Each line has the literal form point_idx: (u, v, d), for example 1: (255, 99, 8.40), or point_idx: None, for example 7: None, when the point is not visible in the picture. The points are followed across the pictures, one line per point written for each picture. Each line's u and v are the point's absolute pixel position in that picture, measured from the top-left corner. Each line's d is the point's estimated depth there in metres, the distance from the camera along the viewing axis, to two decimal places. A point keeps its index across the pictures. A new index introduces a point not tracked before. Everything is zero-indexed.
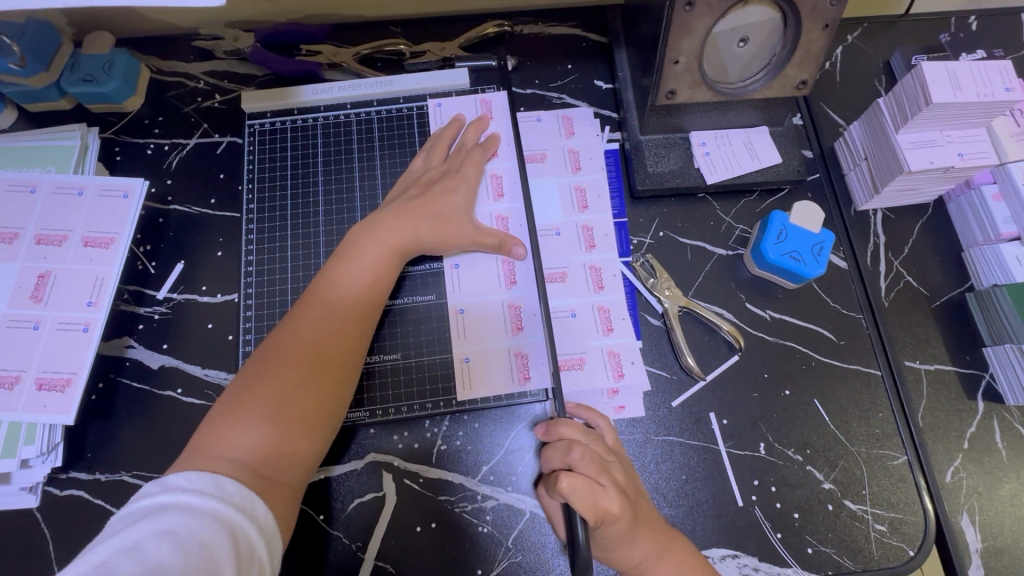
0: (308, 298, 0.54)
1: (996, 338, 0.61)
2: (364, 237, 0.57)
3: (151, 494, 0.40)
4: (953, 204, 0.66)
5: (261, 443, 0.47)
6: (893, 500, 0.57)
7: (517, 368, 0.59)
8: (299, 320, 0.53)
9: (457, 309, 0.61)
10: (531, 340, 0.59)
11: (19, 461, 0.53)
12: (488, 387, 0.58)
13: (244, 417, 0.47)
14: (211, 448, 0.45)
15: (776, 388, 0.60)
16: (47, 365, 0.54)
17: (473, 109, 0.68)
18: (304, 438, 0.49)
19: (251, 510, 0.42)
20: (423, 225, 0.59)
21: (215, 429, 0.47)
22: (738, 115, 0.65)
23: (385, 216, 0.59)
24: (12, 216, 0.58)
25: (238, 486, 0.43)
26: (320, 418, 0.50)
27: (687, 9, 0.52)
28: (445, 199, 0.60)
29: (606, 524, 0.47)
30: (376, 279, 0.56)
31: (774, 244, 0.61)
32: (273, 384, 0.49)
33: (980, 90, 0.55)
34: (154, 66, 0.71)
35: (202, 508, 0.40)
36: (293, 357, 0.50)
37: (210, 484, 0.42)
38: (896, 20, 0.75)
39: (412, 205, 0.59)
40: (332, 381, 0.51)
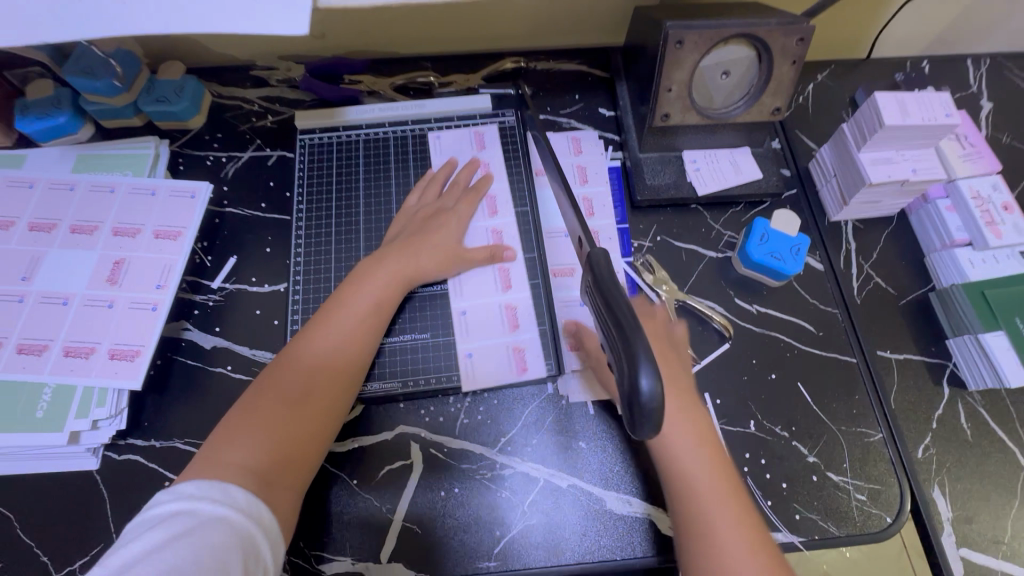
0: (314, 325, 0.61)
1: (957, 331, 0.68)
2: (369, 268, 0.65)
3: (164, 502, 0.45)
4: (913, 215, 0.75)
5: (263, 454, 0.52)
6: (872, 472, 0.63)
7: (515, 360, 0.66)
8: (303, 346, 0.59)
9: (460, 311, 0.68)
10: (526, 336, 0.67)
11: (90, 421, 0.59)
12: (489, 378, 0.65)
13: (249, 431, 0.52)
14: (218, 456, 0.50)
15: (763, 372, 0.67)
16: (120, 338, 0.61)
17: (470, 141, 0.77)
18: (303, 451, 0.54)
19: (257, 515, 0.47)
20: (424, 259, 0.66)
21: (225, 436, 0.52)
22: (723, 137, 0.75)
23: (391, 249, 0.66)
24: (93, 212, 0.67)
25: (247, 494, 0.48)
26: (319, 434, 0.56)
27: (678, 46, 0.63)
28: (442, 233, 0.68)
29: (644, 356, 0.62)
30: (378, 308, 0.63)
31: (757, 245, 0.70)
32: (277, 403, 0.55)
33: (924, 116, 0.65)
34: (215, 91, 0.82)
35: (213, 515, 0.45)
36: (296, 380, 0.56)
37: (221, 493, 0.46)
38: (859, 62, 0.87)
39: (414, 241, 0.67)
40: (330, 401, 0.57)
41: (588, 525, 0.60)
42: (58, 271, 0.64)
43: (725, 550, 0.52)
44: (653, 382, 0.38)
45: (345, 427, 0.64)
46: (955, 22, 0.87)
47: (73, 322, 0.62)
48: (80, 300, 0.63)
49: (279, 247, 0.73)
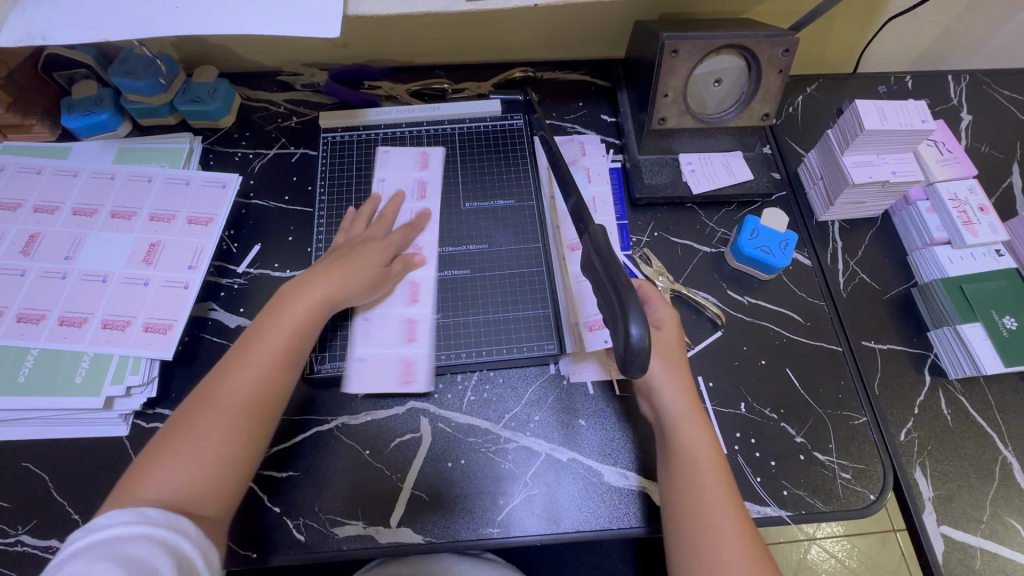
0: (231, 353, 0.58)
1: (938, 324, 0.72)
2: (291, 292, 0.62)
3: (72, 539, 0.42)
4: (896, 217, 0.79)
5: (181, 484, 0.49)
6: (857, 453, 0.66)
7: (402, 372, 0.67)
8: (219, 375, 0.56)
9: (364, 318, 0.69)
10: (420, 350, 0.69)
11: (124, 388, 0.63)
12: (374, 386, 0.67)
13: (164, 462, 0.50)
14: (131, 490, 0.48)
15: (753, 359, 0.71)
16: (153, 313, 0.66)
17: (413, 159, 0.81)
18: (223, 485, 0.51)
19: (180, 528, 0.45)
20: (350, 279, 0.65)
21: (137, 475, 0.49)
22: (717, 141, 0.81)
23: (316, 270, 0.64)
24: (132, 199, 0.73)
25: (161, 509, 0.45)
26: (241, 461, 0.53)
27: (673, 55, 0.69)
28: (369, 253, 0.68)
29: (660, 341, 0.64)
30: (302, 331, 0.60)
31: (747, 240, 0.74)
32: (191, 434, 0.52)
33: (901, 122, 0.70)
34: (245, 95, 0.88)
35: (130, 536, 0.43)
36: (213, 409, 0.53)
37: (135, 514, 0.44)
38: (846, 77, 0.93)
39: (339, 263, 0.65)
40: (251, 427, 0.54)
41: (586, 497, 0.64)
42: (98, 252, 0.69)
43: (724, 536, 0.53)
44: (641, 331, 0.43)
45: (360, 401, 0.68)
46: (936, 41, 0.93)
47: (110, 298, 0.67)
48: (118, 278, 0.68)
49: (300, 236, 0.78)
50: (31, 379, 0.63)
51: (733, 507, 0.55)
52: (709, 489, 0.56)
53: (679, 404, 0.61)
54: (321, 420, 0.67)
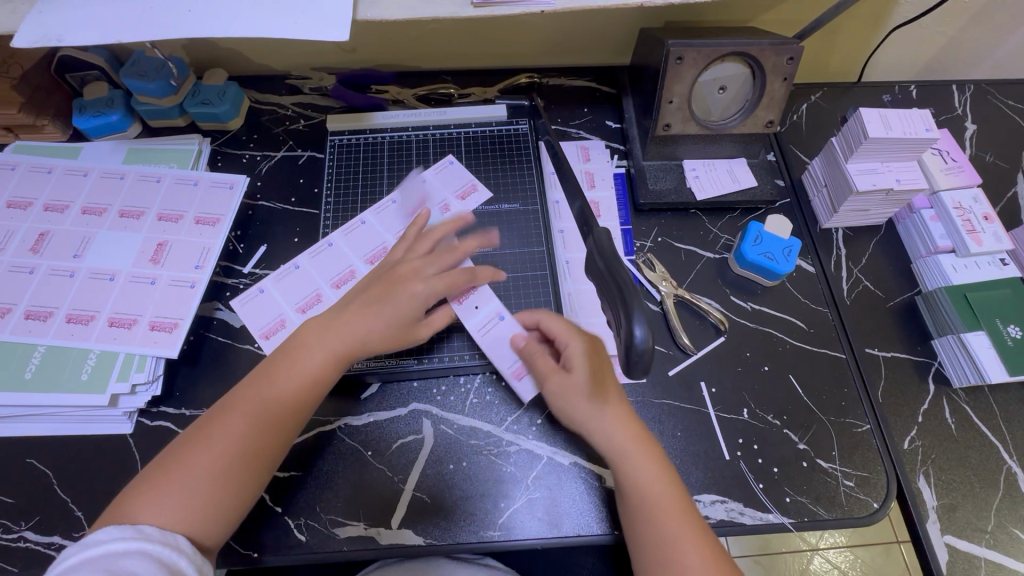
0: (243, 390, 0.57)
1: (942, 332, 0.72)
2: (312, 335, 0.60)
3: (72, 554, 0.45)
4: (900, 225, 0.79)
5: (173, 518, 0.50)
6: (859, 461, 0.66)
7: (269, 327, 0.70)
8: (228, 412, 0.56)
9: (328, 242, 0.75)
10: None
11: (129, 385, 0.63)
12: (243, 315, 0.71)
13: (160, 493, 0.51)
14: (125, 514, 0.50)
15: (757, 365, 0.71)
16: (159, 311, 0.67)
17: (459, 187, 0.80)
18: (210, 525, 0.52)
19: (174, 542, 0.49)
20: (376, 330, 0.61)
21: (133, 499, 0.51)
22: (720, 148, 0.81)
23: (343, 313, 0.61)
24: (141, 199, 0.74)
25: (157, 528, 0.49)
26: (232, 503, 0.53)
27: (678, 62, 0.70)
28: (405, 299, 0.62)
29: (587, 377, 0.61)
30: (319, 379, 0.59)
31: (751, 246, 0.75)
32: (191, 470, 0.52)
33: (905, 130, 0.70)
34: (254, 97, 0.89)
35: (128, 551, 0.46)
36: (214, 448, 0.53)
37: (131, 531, 0.48)
38: (851, 86, 0.93)
39: (372, 308, 0.61)
40: (249, 472, 0.54)
41: (588, 501, 0.63)
42: (106, 250, 0.70)
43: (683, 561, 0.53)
44: (645, 336, 0.44)
45: (363, 401, 0.68)
46: (941, 51, 0.93)
47: (117, 296, 0.67)
48: (125, 277, 0.68)
49: (306, 237, 0.78)
50: (38, 376, 0.63)
51: (699, 537, 0.54)
52: (665, 517, 0.55)
53: (623, 442, 0.58)
54: (324, 420, 0.67)
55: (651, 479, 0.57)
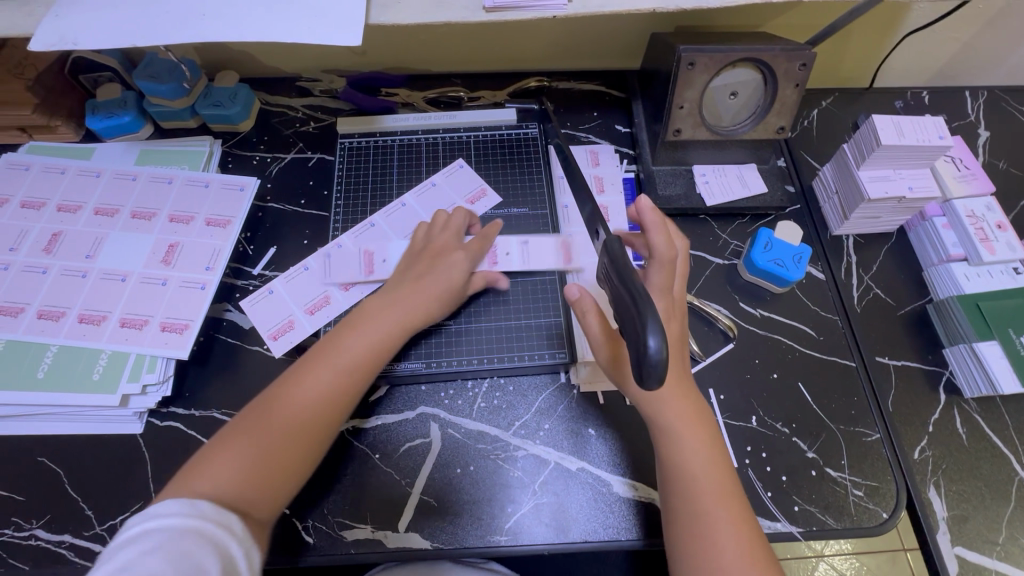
0: (310, 359, 0.59)
1: (953, 341, 0.71)
2: (373, 309, 0.63)
3: (133, 525, 0.43)
4: (912, 232, 0.79)
5: (235, 484, 0.50)
6: (869, 470, 0.66)
7: (278, 327, 0.70)
8: (295, 378, 0.57)
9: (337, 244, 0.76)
10: (307, 325, 0.71)
11: (140, 386, 0.64)
12: (252, 315, 0.71)
13: (225, 460, 0.51)
14: (192, 478, 0.49)
15: (765, 372, 0.71)
16: (170, 312, 0.67)
17: (469, 190, 0.80)
18: (275, 490, 0.52)
19: (229, 524, 0.46)
20: (432, 300, 0.65)
21: (200, 464, 0.51)
22: (730, 153, 0.81)
23: (401, 287, 0.65)
24: (152, 200, 0.74)
25: (212, 505, 0.46)
26: (295, 469, 0.54)
27: (690, 67, 0.69)
28: (450, 270, 0.67)
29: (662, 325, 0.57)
30: (378, 348, 0.61)
31: (761, 252, 0.74)
32: (255, 437, 0.53)
33: (919, 138, 0.70)
34: (264, 99, 0.89)
35: (182, 528, 0.43)
36: (282, 413, 0.54)
37: (189, 507, 0.45)
38: (862, 91, 0.92)
39: (421, 282, 0.66)
40: (310, 438, 0.55)
41: (596, 507, 0.63)
42: (118, 251, 0.70)
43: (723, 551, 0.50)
44: (658, 345, 0.42)
45: (369, 405, 0.68)
46: (954, 57, 0.93)
47: (129, 296, 0.68)
48: (137, 278, 0.69)
49: (316, 239, 0.78)
50: (50, 376, 0.64)
51: (740, 521, 0.52)
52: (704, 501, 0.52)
53: (683, 418, 0.56)
54: None
55: (699, 458, 0.55)
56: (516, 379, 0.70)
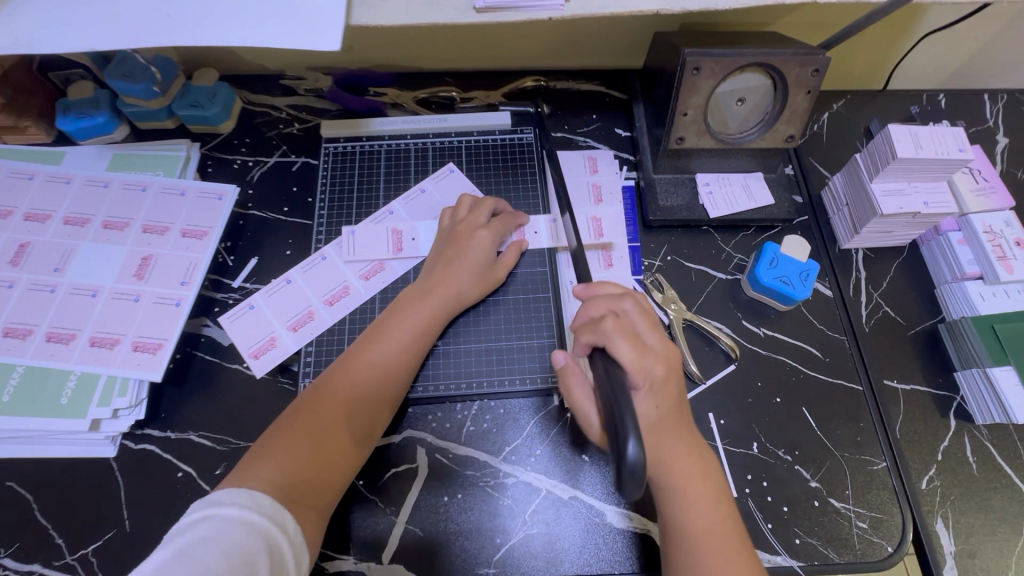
0: (354, 350, 0.62)
1: (966, 364, 0.68)
2: (410, 300, 0.66)
3: (196, 510, 0.47)
4: (925, 247, 0.75)
5: (294, 473, 0.54)
6: (874, 501, 0.63)
7: (258, 345, 0.67)
8: (342, 369, 0.61)
9: (348, 231, 0.73)
10: (289, 342, 0.67)
11: (111, 410, 0.61)
12: (233, 333, 0.67)
13: (281, 452, 0.55)
14: (252, 470, 0.53)
15: (768, 396, 0.68)
16: (143, 331, 0.64)
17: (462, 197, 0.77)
18: (329, 475, 0.57)
19: (279, 521, 0.50)
20: (463, 286, 0.67)
21: (259, 453, 0.55)
22: (736, 162, 0.77)
23: (432, 276, 0.67)
24: (125, 209, 0.70)
25: (270, 501, 0.51)
26: (346, 455, 0.58)
27: (695, 72, 0.65)
28: (478, 251, 0.68)
29: (651, 387, 0.53)
30: (418, 339, 0.64)
31: (766, 269, 0.71)
32: (309, 430, 0.57)
33: (937, 150, 0.66)
34: (246, 98, 0.85)
35: (240, 520, 0.47)
36: (331, 404, 0.58)
37: (246, 500, 0.49)
38: (875, 94, 0.88)
39: (452, 266, 0.67)
40: (360, 429, 0.59)
41: (588, 538, 0.61)
42: (89, 264, 0.67)
43: None
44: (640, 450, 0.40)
45: None
46: (973, 57, 0.88)
47: (100, 313, 0.64)
48: (108, 293, 0.65)
49: (299, 250, 0.75)
50: (16, 398, 0.61)
51: None
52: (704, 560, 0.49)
53: (686, 475, 0.53)
54: None
55: (703, 513, 0.51)
56: (505, 400, 0.67)
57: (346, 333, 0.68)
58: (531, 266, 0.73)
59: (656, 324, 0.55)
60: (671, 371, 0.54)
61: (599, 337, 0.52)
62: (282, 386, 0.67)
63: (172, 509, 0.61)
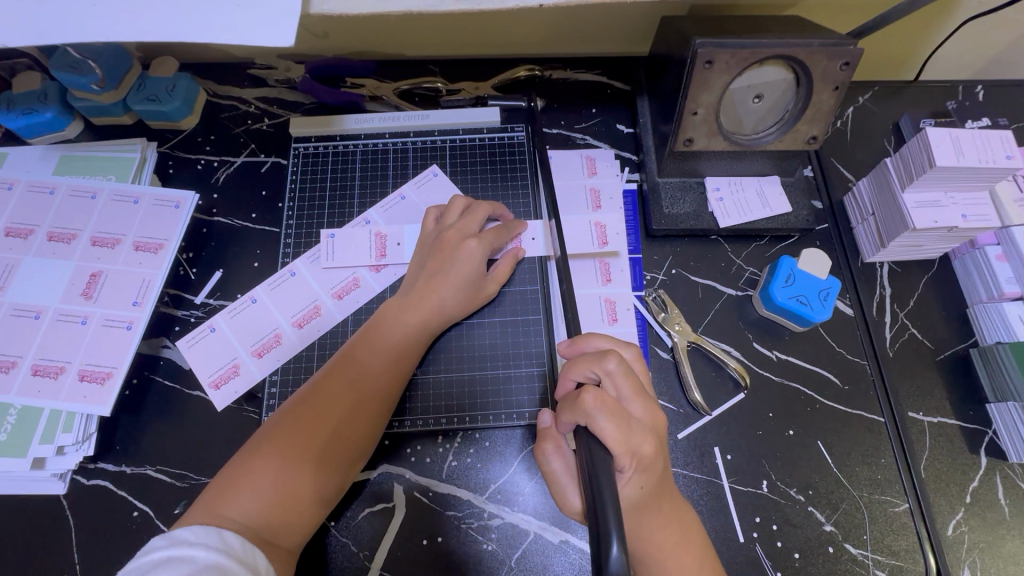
0: (331, 372, 0.56)
1: (1000, 396, 0.61)
2: (390, 319, 0.59)
3: (159, 547, 0.41)
4: (958, 261, 0.68)
5: (264, 509, 0.47)
6: (894, 546, 0.57)
7: (220, 374, 0.61)
8: (318, 393, 0.54)
9: (328, 234, 0.67)
10: (253, 371, 0.62)
11: (56, 447, 0.56)
12: (194, 358, 0.62)
13: (251, 481, 0.48)
14: (215, 511, 0.46)
15: (780, 428, 0.62)
16: (91, 358, 0.58)
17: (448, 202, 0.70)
18: (303, 512, 0.49)
19: (252, 563, 0.43)
20: (451, 298, 0.61)
21: (222, 489, 0.48)
22: (750, 164, 0.69)
23: (415, 289, 0.60)
24: (72, 219, 0.64)
25: (242, 541, 0.44)
26: (324, 487, 0.51)
27: (707, 66, 0.57)
28: (464, 264, 0.61)
29: (637, 465, 0.45)
30: (403, 356, 0.58)
31: (782, 287, 0.64)
32: (285, 453, 0.50)
33: (982, 157, 0.59)
34: (211, 90, 0.77)
35: (208, 563, 0.40)
36: (306, 430, 0.51)
37: (216, 539, 0.42)
38: (905, 85, 0.79)
39: (435, 281, 0.60)
40: (342, 455, 0.53)
41: None
42: (31, 282, 0.61)
43: None
44: (622, 554, 0.33)
45: None
46: (1017, 43, 0.78)
47: (43, 338, 0.59)
48: (53, 315, 0.60)
49: (267, 262, 0.68)
50: None
51: None
52: None
53: (663, 547, 0.48)
54: None
55: None
56: (489, 433, 0.61)
57: (314, 360, 0.62)
58: (523, 286, 0.67)
59: (642, 390, 0.48)
60: (658, 442, 0.47)
61: (581, 416, 0.43)
62: (248, 415, 0.61)
63: (126, 553, 0.55)
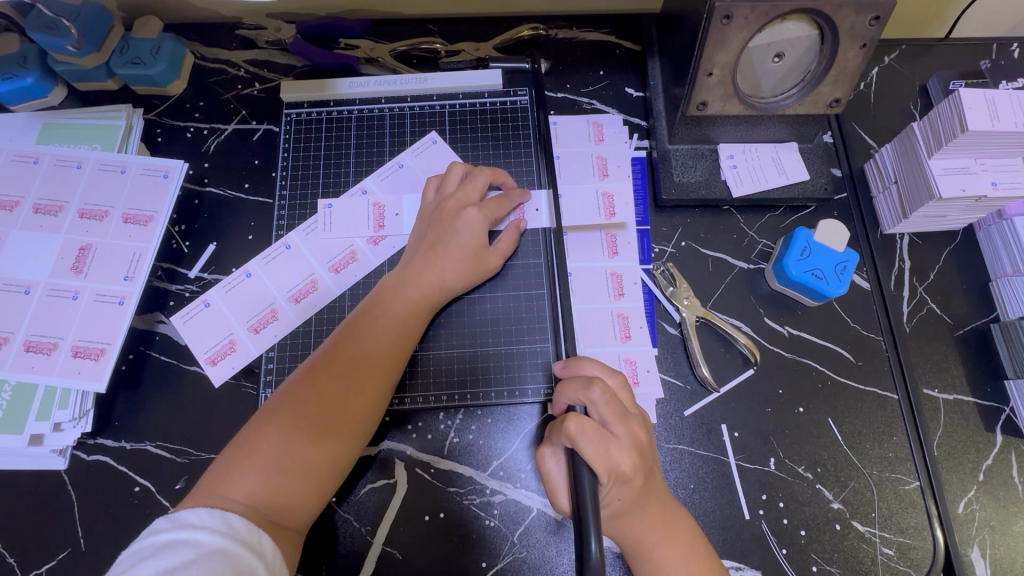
0: (330, 351, 0.54)
1: (1020, 372, 0.59)
2: (388, 295, 0.57)
3: (163, 530, 0.40)
4: (982, 232, 0.65)
5: (266, 489, 0.47)
6: (903, 524, 0.56)
7: (217, 350, 0.60)
8: (316, 373, 0.52)
9: (325, 204, 0.65)
10: (250, 347, 0.60)
11: (53, 424, 0.56)
12: (190, 334, 0.60)
13: (253, 462, 0.47)
14: (216, 492, 0.45)
15: (790, 405, 0.60)
16: (83, 334, 0.57)
17: None
18: (308, 492, 0.49)
19: (257, 545, 0.42)
20: (450, 273, 0.58)
21: (224, 469, 0.47)
22: (767, 130, 0.65)
23: (414, 265, 0.58)
24: (58, 190, 0.62)
25: (248, 524, 0.43)
26: (327, 467, 0.50)
27: (725, 22, 0.53)
28: (466, 236, 0.59)
29: (616, 481, 0.46)
30: (403, 333, 0.56)
31: (796, 260, 0.61)
32: (287, 432, 0.49)
33: (1018, 120, 0.55)
34: (199, 53, 0.73)
35: (211, 547, 0.40)
36: (305, 410, 0.50)
37: (221, 521, 0.42)
38: (934, 44, 0.74)
39: (435, 255, 0.58)
40: (345, 433, 0.51)
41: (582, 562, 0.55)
42: (18, 256, 0.59)
43: None
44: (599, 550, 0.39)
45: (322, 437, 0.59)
46: None
47: (34, 313, 0.57)
48: (43, 290, 0.58)
49: (262, 234, 0.66)
50: None
51: None
52: None
53: (653, 542, 0.48)
54: None
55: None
56: (491, 410, 0.60)
57: (312, 336, 0.61)
58: (527, 259, 0.64)
59: (626, 413, 0.49)
60: (640, 460, 0.48)
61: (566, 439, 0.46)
62: (246, 391, 0.60)
63: (129, 527, 0.55)
